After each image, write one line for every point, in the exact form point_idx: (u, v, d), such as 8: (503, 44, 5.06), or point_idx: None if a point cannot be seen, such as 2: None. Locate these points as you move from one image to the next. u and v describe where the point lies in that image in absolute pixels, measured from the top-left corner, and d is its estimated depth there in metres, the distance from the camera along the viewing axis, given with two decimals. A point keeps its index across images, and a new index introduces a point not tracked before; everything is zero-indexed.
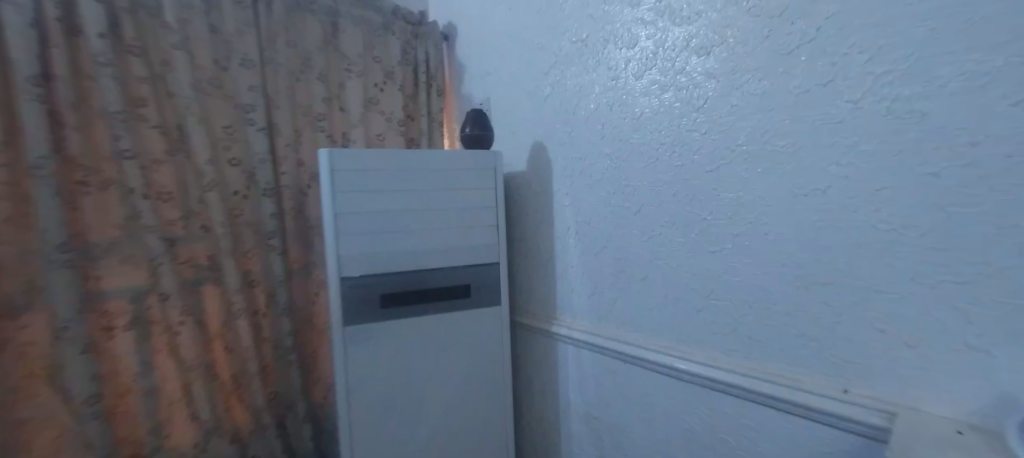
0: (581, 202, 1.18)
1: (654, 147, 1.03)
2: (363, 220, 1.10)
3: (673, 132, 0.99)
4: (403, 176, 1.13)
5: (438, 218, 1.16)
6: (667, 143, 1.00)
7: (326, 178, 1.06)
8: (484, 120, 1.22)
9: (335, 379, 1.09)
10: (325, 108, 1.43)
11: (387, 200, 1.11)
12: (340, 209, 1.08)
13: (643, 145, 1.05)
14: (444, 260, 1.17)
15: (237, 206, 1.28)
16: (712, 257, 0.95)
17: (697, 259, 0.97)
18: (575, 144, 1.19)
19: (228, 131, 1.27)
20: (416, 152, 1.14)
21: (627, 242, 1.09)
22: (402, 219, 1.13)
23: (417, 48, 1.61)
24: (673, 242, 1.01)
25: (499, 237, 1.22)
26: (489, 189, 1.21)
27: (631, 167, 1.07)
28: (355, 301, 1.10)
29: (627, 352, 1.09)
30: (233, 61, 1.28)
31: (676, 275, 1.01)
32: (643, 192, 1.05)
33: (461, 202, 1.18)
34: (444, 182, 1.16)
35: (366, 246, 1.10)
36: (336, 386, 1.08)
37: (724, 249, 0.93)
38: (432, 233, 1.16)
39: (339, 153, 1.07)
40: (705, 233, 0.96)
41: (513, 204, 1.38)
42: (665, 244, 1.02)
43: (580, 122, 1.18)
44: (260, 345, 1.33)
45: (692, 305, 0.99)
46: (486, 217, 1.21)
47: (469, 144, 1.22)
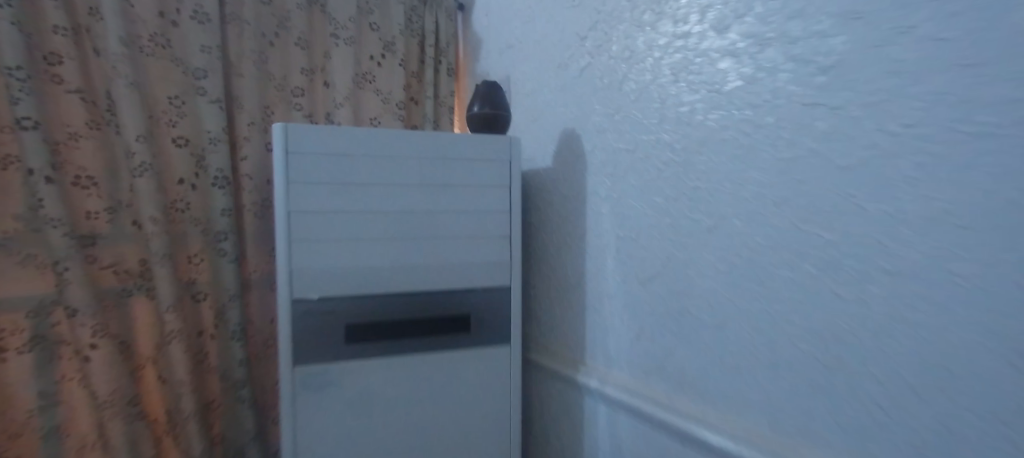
0: (625, 208, 0.82)
1: (739, 134, 0.62)
2: (323, 221, 0.80)
3: (778, 112, 0.58)
4: (383, 165, 0.83)
5: (428, 223, 0.85)
6: (763, 127, 0.59)
7: (284, 161, 0.78)
8: (498, 95, 0.91)
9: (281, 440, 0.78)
10: (304, 81, 1.16)
11: (358, 196, 0.82)
12: (293, 205, 0.78)
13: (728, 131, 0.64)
14: (433, 283, 0.85)
15: (180, 197, 1.00)
16: (850, 313, 0.51)
17: (815, 313, 0.55)
18: (620, 133, 0.82)
19: (174, 103, 1.00)
20: (404, 134, 0.84)
21: (689, 270, 0.70)
22: (379, 223, 0.82)
23: (422, 16, 1.33)
24: (773, 277, 0.59)
25: (514, 253, 0.90)
26: (502, 187, 0.89)
27: (701, 161, 0.68)
28: (312, 333, 0.79)
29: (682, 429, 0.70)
30: (184, 13, 1.02)
31: (773, 330, 0.59)
32: (722, 195, 0.65)
33: (463, 204, 0.87)
34: (441, 176, 0.86)
35: (328, 258, 0.80)
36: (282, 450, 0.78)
37: (872, 299, 0.50)
38: (419, 244, 0.84)
39: (298, 128, 0.79)
40: (834, 265, 0.52)
41: (538, 211, 1.05)
42: (760, 279, 0.60)
43: (628, 102, 0.81)
44: (204, 375, 1.04)
45: (802, 382, 0.56)
46: (498, 226, 0.89)
47: (479, 128, 0.91)
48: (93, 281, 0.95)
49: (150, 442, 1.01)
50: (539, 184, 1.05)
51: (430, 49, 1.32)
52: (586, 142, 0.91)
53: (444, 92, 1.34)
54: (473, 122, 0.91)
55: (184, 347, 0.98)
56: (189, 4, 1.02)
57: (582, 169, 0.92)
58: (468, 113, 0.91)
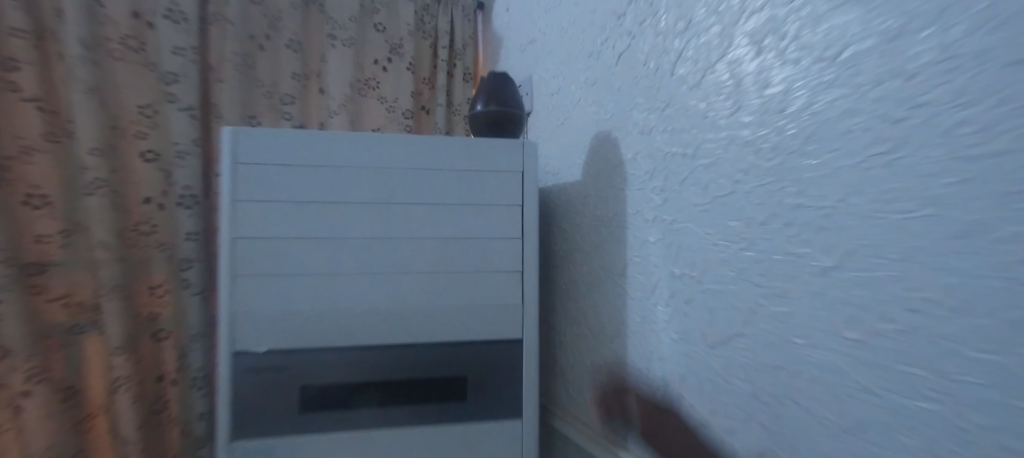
0: (682, 235, 0.58)
1: (879, 120, 0.37)
2: (278, 251, 0.61)
3: (955, 82, 0.33)
4: (358, 178, 0.64)
5: (417, 253, 0.65)
6: (922, 111, 0.35)
7: (231, 174, 0.61)
8: (509, 88, 0.71)
9: None
10: (295, 86, 1.02)
11: (325, 219, 0.63)
12: (240, 229, 0.61)
13: (857, 117, 0.39)
14: (421, 333, 0.64)
15: (145, 218, 0.85)
16: None
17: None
18: (676, 133, 0.60)
19: (144, 113, 0.86)
20: (387, 139, 0.65)
21: (789, 332, 0.45)
22: (352, 253, 0.63)
23: (434, 16, 1.20)
24: (958, 365, 0.32)
25: (529, 294, 0.67)
26: (513, 207, 0.68)
27: (805, 166, 0.44)
28: (260, 399, 0.60)
29: None
30: (157, 12, 0.88)
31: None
32: (841, 218, 0.40)
33: (463, 229, 0.66)
34: (436, 193, 0.66)
35: (283, 298, 0.61)
36: None
37: None
38: (404, 282, 0.64)
39: (251, 132, 0.61)
40: None
41: (567, 237, 0.83)
42: (930, 366, 0.34)
43: (686, 90, 0.58)
44: (164, 429, 0.86)
45: None
46: (510, 259, 0.67)
47: (485, 132, 0.71)
48: (37, 317, 0.79)
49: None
50: (567, 202, 0.83)
51: (443, 51, 1.18)
52: (626, 147, 0.69)
53: (457, 99, 1.19)
54: (478, 124, 0.71)
55: (134, 397, 0.81)
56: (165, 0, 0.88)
57: (621, 184, 0.70)
58: (471, 113, 0.72)
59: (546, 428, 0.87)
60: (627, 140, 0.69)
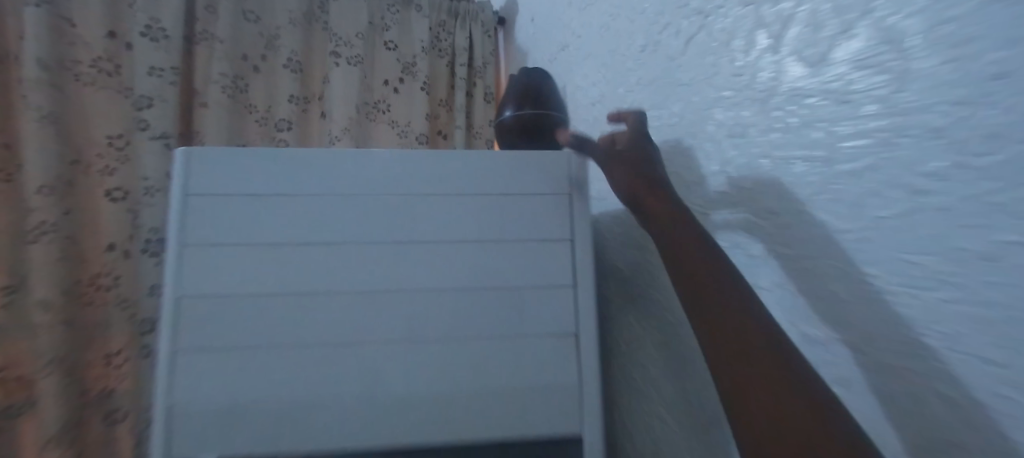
0: None
1: None
2: (237, 315, 0.44)
3: None
4: (349, 210, 0.47)
5: (430, 312, 0.47)
6: None
7: (180, 210, 0.45)
8: (548, 87, 0.56)
9: None
10: (293, 110, 0.89)
11: (305, 267, 0.46)
12: (186, 285, 0.44)
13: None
14: (435, 427, 0.45)
15: (106, 268, 0.71)
16: None
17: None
18: (796, 132, 0.42)
19: (114, 144, 0.73)
20: (387, 156, 0.49)
21: None
22: (342, 314, 0.46)
23: (451, 32, 1.07)
24: None
25: (588, 366, 0.48)
26: (562, 244, 0.50)
27: None
28: None
29: None
30: (134, 30, 0.77)
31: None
32: None
33: (495, 276, 0.49)
34: (455, 228, 0.49)
35: (243, 383, 0.43)
36: None
37: None
38: (416, 352, 0.46)
39: (206, 153, 0.46)
40: None
41: (625, 287, 0.64)
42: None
43: (805, 71, 0.41)
44: None
45: None
46: (560, 315, 0.49)
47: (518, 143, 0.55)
48: None
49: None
50: (621, 243, 0.65)
51: (462, 68, 1.05)
52: (709, 158, 0.52)
53: (479, 121, 1.05)
54: (507, 135, 0.55)
55: None
56: (141, 15, 0.77)
57: (708, 208, 0.52)
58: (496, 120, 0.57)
59: None
60: (712, 149, 0.52)
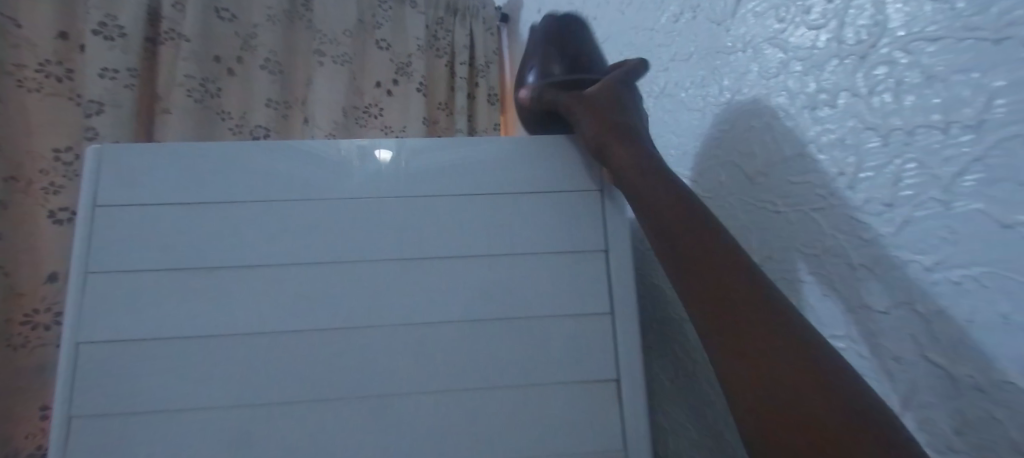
0: (972, 301, 0.27)
1: None
2: (155, 360, 0.35)
3: None
4: (309, 222, 0.38)
5: (413, 353, 0.37)
6: None
7: (86, 231, 0.37)
8: (581, 49, 0.48)
9: None
10: (272, 116, 0.80)
11: (245, 296, 0.36)
12: (88, 328, 0.35)
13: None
14: None
15: (44, 305, 0.67)
16: None
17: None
18: (918, 91, 0.31)
19: (61, 159, 0.68)
20: (383, 159, 0.39)
21: None
22: (294, 356, 0.36)
23: (451, 30, 0.97)
24: None
25: (620, 418, 0.37)
26: (580, 258, 0.40)
27: None
28: None
29: None
30: (89, 28, 0.70)
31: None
32: None
33: (500, 303, 0.38)
34: (445, 242, 0.39)
35: (164, 440, 0.34)
36: None
37: None
38: (397, 406, 0.36)
39: (128, 152, 0.38)
40: None
41: (660, 333, 0.53)
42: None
43: (927, 8, 0.30)
44: None
45: None
46: (584, 351, 0.38)
47: (538, 118, 0.48)
48: None
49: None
50: (645, 294, 0.56)
51: (462, 68, 0.95)
52: (784, 140, 0.40)
53: (482, 124, 0.94)
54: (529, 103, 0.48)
55: None
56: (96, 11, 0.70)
57: (783, 204, 0.41)
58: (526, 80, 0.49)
59: None
60: (783, 129, 0.40)
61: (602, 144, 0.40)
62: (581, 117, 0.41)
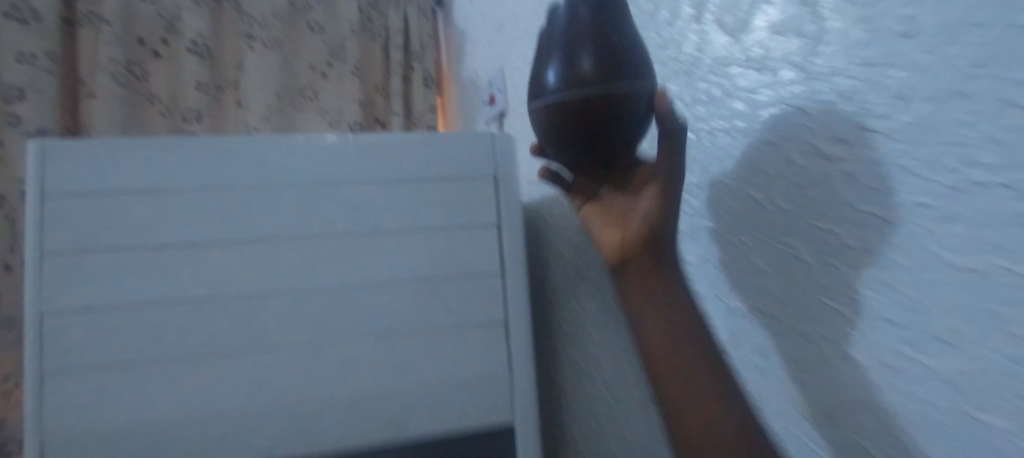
0: (748, 255, 0.40)
1: None
2: (118, 324, 0.41)
3: None
4: (253, 204, 0.45)
5: (352, 311, 0.45)
6: None
7: (36, 216, 0.41)
8: (625, 38, 0.33)
9: None
10: (203, 100, 0.83)
11: (199, 272, 0.43)
12: (51, 301, 0.40)
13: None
14: (366, 423, 0.44)
15: None
16: None
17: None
18: (717, 104, 0.44)
19: None
20: (329, 141, 0.47)
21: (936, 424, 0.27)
22: (249, 318, 0.43)
23: (385, 13, 1.01)
24: None
25: (517, 352, 0.48)
26: (487, 229, 0.49)
27: (975, 135, 0.26)
28: None
29: None
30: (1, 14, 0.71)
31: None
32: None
33: (420, 268, 0.47)
34: (375, 221, 0.47)
35: (133, 392, 0.41)
36: None
37: None
38: (343, 353, 0.45)
39: (68, 145, 0.42)
40: None
41: (558, 290, 0.65)
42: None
43: (729, 41, 0.42)
44: None
45: None
46: (489, 303, 0.48)
47: (573, 136, 0.33)
48: None
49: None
50: (547, 259, 0.68)
51: (397, 51, 0.99)
52: None
53: (418, 107, 0.99)
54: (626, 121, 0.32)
55: None
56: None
57: None
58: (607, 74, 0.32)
59: None
60: None
61: (665, 238, 0.35)
62: (650, 195, 0.35)
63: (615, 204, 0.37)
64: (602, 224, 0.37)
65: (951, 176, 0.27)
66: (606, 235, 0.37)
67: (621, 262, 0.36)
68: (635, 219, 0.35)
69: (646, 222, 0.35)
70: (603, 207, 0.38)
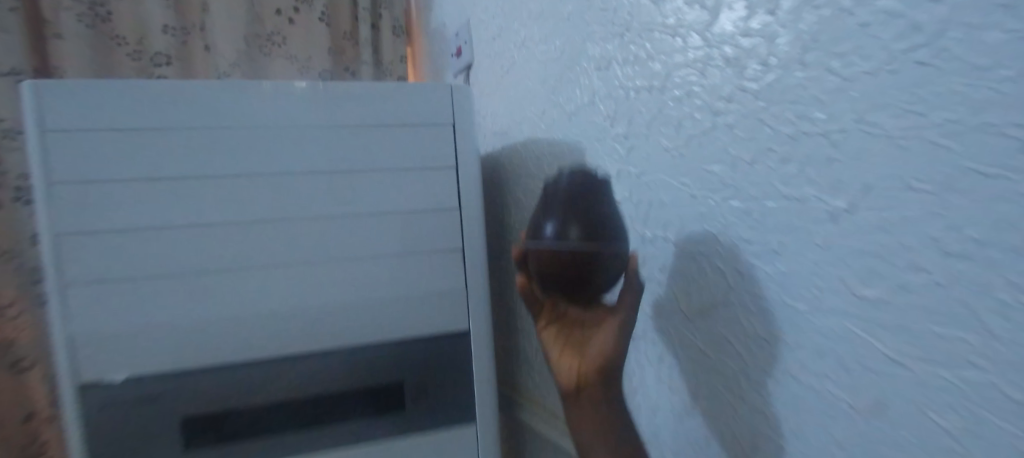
0: (659, 192, 0.49)
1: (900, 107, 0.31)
2: (127, 244, 0.47)
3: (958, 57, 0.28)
4: (231, 145, 0.50)
5: (335, 239, 0.53)
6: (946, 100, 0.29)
7: (41, 150, 0.46)
8: (609, 210, 0.40)
9: None
10: (170, 43, 0.86)
11: (196, 203, 0.49)
12: (64, 224, 0.46)
13: (880, 3, 0.31)
14: (345, 332, 0.53)
15: None
16: None
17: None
18: (639, 63, 0.50)
19: None
20: (294, 89, 0.52)
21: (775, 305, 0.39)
22: (240, 244, 0.50)
23: None
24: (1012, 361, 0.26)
25: (473, 274, 0.57)
26: (446, 171, 0.57)
27: (806, 95, 0.36)
28: (131, 437, 0.47)
29: None
30: None
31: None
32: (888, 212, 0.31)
33: (391, 203, 0.55)
34: (349, 162, 0.54)
35: (145, 304, 0.48)
36: None
37: None
38: (325, 274, 0.52)
39: (62, 86, 0.46)
40: None
41: (515, 229, 0.74)
42: (1016, 377, 0.26)
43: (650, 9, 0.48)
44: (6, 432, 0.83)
45: None
46: (449, 234, 0.57)
47: (558, 280, 0.40)
48: None
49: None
50: (507, 202, 0.76)
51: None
52: (585, 89, 0.58)
53: (388, 57, 1.02)
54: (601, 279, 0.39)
55: None
56: None
57: (580, 134, 0.59)
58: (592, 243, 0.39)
59: (508, 419, 0.81)
60: (586, 78, 0.58)
61: (614, 371, 0.40)
62: (607, 329, 0.41)
63: (573, 337, 0.43)
64: (560, 352, 0.43)
65: (793, 128, 0.37)
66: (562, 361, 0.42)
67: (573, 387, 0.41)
68: (590, 351, 0.41)
69: (601, 354, 0.40)
70: (563, 339, 0.44)
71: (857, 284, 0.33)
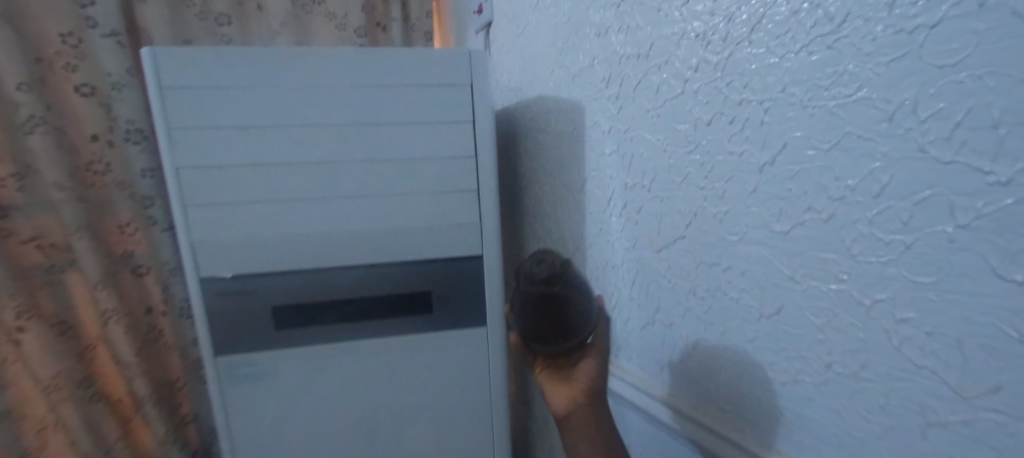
0: (640, 145, 0.59)
1: (813, 83, 0.40)
2: (224, 179, 0.62)
3: (853, 46, 0.37)
4: (293, 101, 0.62)
5: (376, 179, 0.65)
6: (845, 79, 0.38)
7: (160, 102, 0.59)
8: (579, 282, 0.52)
9: (219, 436, 0.67)
10: (230, 3, 0.99)
11: (270, 147, 0.62)
12: (181, 160, 0.60)
13: None
14: (385, 253, 0.67)
15: (97, 157, 1.01)
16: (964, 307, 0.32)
17: (972, 341, 0.32)
18: (632, 32, 0.58)
19: (67, 42, 0.95)
20: (341, 53, 0.63)
21: (715, 235, 0.50)
22: (302, 181, 0.63)
23: None
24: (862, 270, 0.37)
25: (486, 211, 0.69)
26: (464, 125, 0.68)
27: (750, 69, 0.45)
28: (237, 318, 0.65)
29: (703, 421, 0.53)
30: None
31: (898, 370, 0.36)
32: (796, 164, 0.42)
33: (422, 150, 0.67)
34: (386, 116, 0.65)
35: (240, 225, 0.62)
36: (220, 442, 0.67)
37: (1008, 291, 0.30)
38: (369, 207, 0.66)
39: (170, 52, 0.58)
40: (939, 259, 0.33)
41: (527, 176, 0.85)
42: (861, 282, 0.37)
43: None
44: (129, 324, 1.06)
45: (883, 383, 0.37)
46: (469, 176, 0.69)
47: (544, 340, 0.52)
48: (21, 257, 0.95)
49: (112, 420, 1.06)
50: (520, 152, 0.87)
51: None
52: (586, 53, 0.67)
53: (416, 12, 1.11)
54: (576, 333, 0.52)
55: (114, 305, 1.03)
56: None
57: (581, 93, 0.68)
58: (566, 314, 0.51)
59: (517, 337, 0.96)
60: (589, 42, 0.66)
61: (597, 392, 0.54)
62: (590, 361, 0.55)
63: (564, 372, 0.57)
64: (556, 384, 0.56)
65: (739, 96, 0.46)
66: (559, 393, 0.56)
67: (568, 411, 0.54)
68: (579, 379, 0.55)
69: (587, 380, 0.54)
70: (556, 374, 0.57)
71: (770, 219, 0.44)
